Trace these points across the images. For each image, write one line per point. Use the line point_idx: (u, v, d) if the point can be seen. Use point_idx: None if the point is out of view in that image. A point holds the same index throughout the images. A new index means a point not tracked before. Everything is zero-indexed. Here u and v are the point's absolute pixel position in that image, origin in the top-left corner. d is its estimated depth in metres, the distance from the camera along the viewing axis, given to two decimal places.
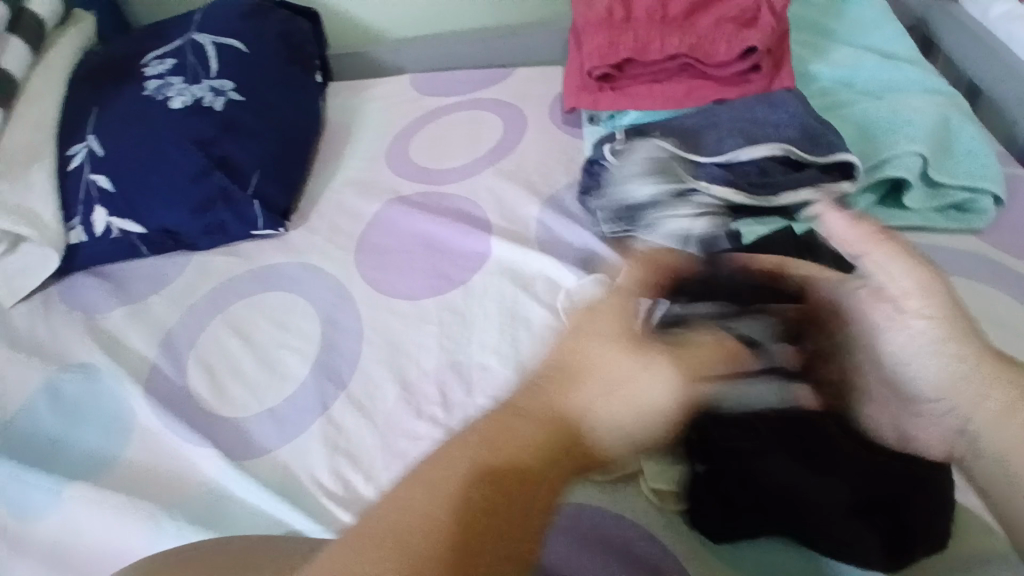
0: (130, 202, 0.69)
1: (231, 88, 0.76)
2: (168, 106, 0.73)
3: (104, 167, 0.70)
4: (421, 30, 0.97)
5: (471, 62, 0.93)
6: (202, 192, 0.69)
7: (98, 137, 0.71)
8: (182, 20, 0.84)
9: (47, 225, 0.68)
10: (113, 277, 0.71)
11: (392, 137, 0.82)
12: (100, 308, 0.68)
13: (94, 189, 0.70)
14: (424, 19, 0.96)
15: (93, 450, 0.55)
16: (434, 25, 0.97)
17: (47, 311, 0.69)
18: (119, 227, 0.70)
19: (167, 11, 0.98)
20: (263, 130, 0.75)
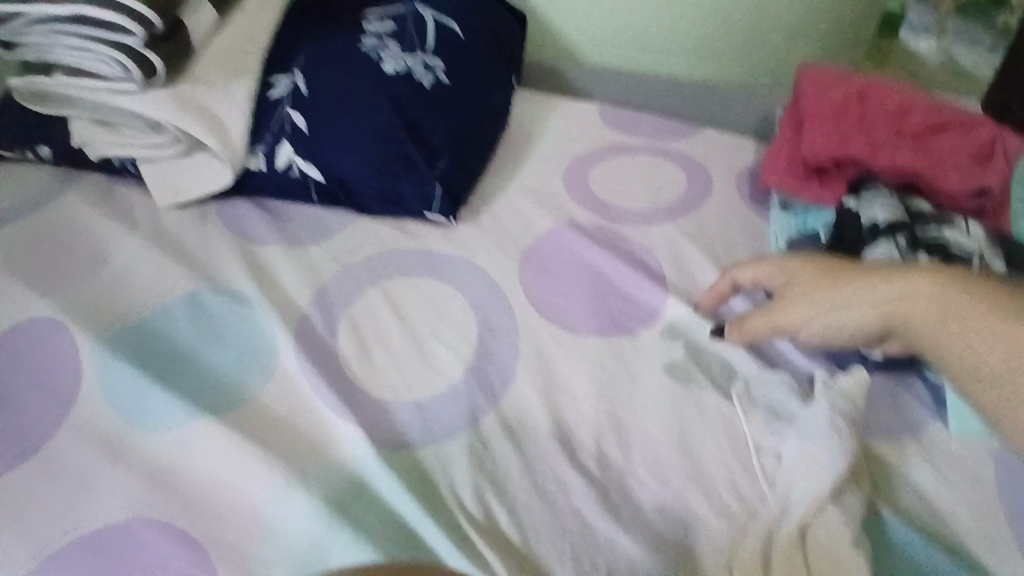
0: (318, 148, 0.69)
1: (441, 68, 0.76)
2: (380, 68, 0.72)
3: (304, 105, 0.70)
4: (621, 61, 0.94)
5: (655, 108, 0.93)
6: (393, 159, 0.69)
7: (304, 75, 0.71)
8: None
9: (236, 147, 0.69)
10: (276, 211, 0.72)
11: (572, 160, 0.80)
12: (257, 237, 0.68)
13: (288, 125, 0.70)
14: (629, 51, 0.93)
15: (225, 382, 0.53)
16: (636, 57, 0.93)
17: (206, 229, 0.69)
18: (300, 167, 0.70)
19: None
20: (458, 117, 0.74)
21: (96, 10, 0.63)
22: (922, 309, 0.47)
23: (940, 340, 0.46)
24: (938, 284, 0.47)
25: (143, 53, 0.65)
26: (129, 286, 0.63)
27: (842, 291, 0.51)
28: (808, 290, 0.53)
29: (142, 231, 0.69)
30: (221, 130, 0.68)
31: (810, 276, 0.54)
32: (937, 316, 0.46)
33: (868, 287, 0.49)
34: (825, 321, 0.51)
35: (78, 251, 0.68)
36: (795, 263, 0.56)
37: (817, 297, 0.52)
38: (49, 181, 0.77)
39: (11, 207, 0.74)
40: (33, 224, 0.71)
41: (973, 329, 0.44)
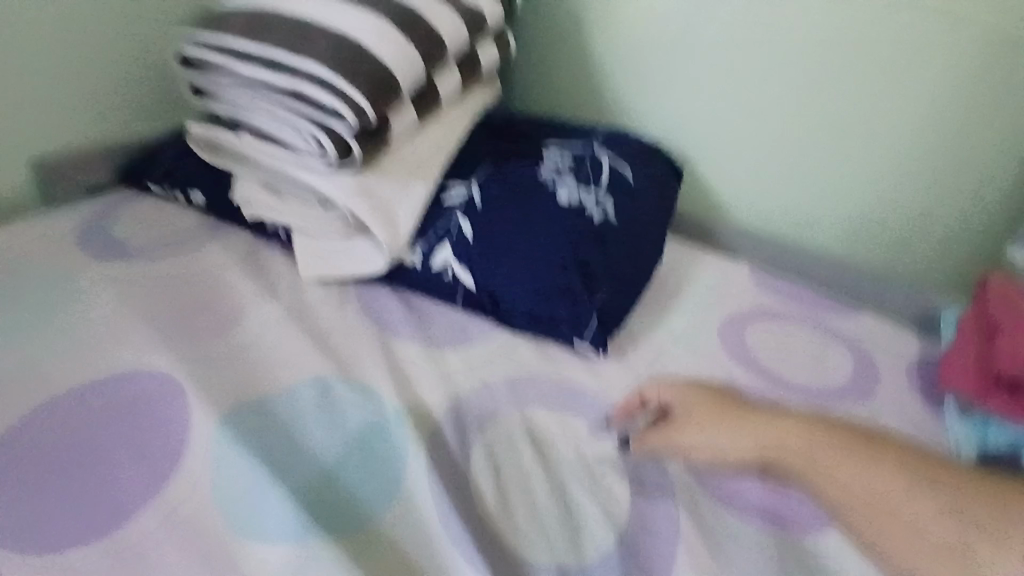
0: (479, 257, 0.67)
1: (612, 207, 0.74)
2: (555, 199, 0.71)
3: (474, 216, 0.69)
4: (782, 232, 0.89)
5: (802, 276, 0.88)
6: (552, 283, 0.65)
7: (481, 186, 0.72)
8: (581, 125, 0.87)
9: (400, 238, 0.67)
10: (416, 309, 0.68)
11: (725, 317, 0.74)
12: (396, 332, 0.64)
13: (455, 230, 0.69)
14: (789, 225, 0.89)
15: (348, 492, 0.47)
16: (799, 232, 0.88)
17: (345, 312, 0.66)
18: (455, 271, 0.68)
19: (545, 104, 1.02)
20: (622, 256, 0.71)
21: (312, 88, 0.65)
22: (815, 458, 0.50)
23: (815, 476, 0.50)
24: (809, 429, 0.52)
25: (345, 141, 0.66)
26: (260, 355, 0.59)
27: (728, 427, 0.54)
28: (705, 422, 0.54)
29: (281, 300, 0.66)
30: (392, 222, 0.67)
31: (703, 410, 0.55)
32: (817, 459, 0.50)
33: (785, 430, 0.52)
34: (714, 453, 0.53)
35: (212, 303, 0.65)
36: (687, 395, 0.57)
37: (711, 432, 0.54)
38: (200, 231, 0.78)
39: (157, 247, 0.74)
40: (174, 267, 0.70)
41: (843, 477, 0.48)
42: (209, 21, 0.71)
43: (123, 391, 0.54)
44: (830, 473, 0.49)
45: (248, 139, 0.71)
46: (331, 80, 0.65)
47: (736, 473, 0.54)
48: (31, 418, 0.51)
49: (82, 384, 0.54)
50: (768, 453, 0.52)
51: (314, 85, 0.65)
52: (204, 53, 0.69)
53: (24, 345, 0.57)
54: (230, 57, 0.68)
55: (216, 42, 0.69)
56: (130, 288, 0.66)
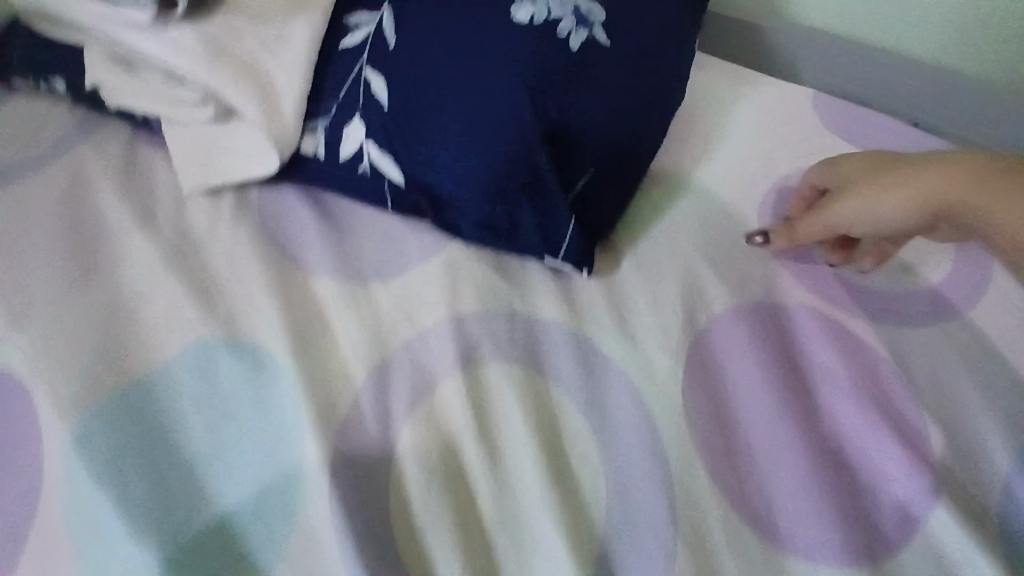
0: (403, 135, 0.47)
1: (602, 19, 0.49)
2: (510, 19, 0.47)
3: (390, 67, 0.47)
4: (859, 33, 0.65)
5: (838, 94, 0.66)
6: (508, 167, 0.45)
7: (395, 16, 0.48)
8: None
9: (286, 120, 0.47)
10: (336, 216, 0.51)
11: (767, 184, 0.52)
12: (307, 261, 0.48)
13: (364, 95, 0.47)
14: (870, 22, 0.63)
15: (230, 525, 0.38)
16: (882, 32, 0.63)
17: (239, 236, 0.49)
18: (373, 159, 0.48)
19: None
20: (618, 106, 0.49)
21: None
22: (970, 198, 0.41)
23: (985, 223, 0.40)
24: (971, 165, 0.42)
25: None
26: (127, 315, 0.45)
27: (882, 183, 0.44)
28: (857, 182, 0.46)
29: (156, 224, 0.50)
30: (267, 96, 0.47)
31: (856, 175, 0.47)
32: (975, 197, 0.41)
33: (935, 168, 0.43)
34: (868, 215, 0.44)
35: (65, 236, 0.49)
36: (847, 158, 0.49)
37: (865, 190, 0.45)
38: (62, 129, 0.59)
39: (5, 159, 0.56)
40: (21, 188, 0.53)
41: (1001, 215, 0.39)
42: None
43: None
44: (978, 205, 0.41)
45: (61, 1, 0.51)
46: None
47: (901, 227, 0.44)
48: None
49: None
50: (929, 198, 0.42)
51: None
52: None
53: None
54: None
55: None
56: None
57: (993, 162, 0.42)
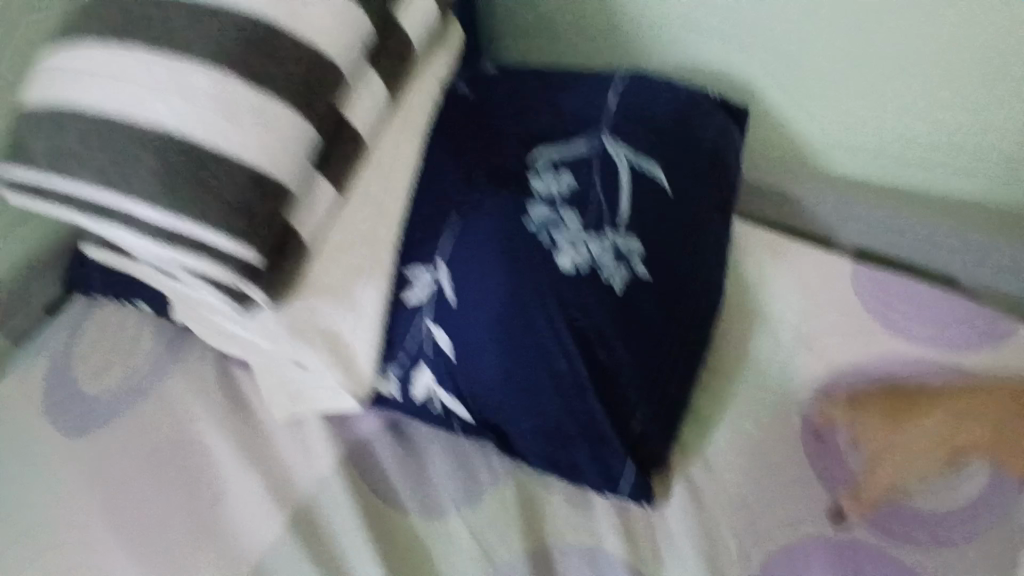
0: (468, 382, 0.53)
1: (639, 252, 0.53)
2: (555, 268, 0.52)
3: (451, 323, 0.52)
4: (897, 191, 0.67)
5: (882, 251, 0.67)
6: (563, 412, 0.51)
7: (452, 272, 0.53)
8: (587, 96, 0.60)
9: (366, 375, 0.54)
10: (412, 442, 0.58)
11: (811, 396, 0.55)
12: (393, 492, 0.55)
13: (430, 347, 0.53)
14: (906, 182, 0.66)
15: None
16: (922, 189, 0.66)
17: (331, 468, 0.57)
18: (443, 402, 0.54)
19: (543, 54, 0.76)
20: (658, 336, 0.53)
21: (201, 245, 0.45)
22: (980, 432, 0.51)
23: (1004, 446, 0.50)
24: (963, 399, 0.52)
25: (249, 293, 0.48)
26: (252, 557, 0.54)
27: (912, 436, 0.51)
28: (887, 441, 0.51)
29: (261, 460, 0.58)
30: (348, 357, 0.54)
31: (878, 429, 0.52)
32: (987, 424, 0.51)
33: (942, 414, 0.51)
34: (914, 477, 0.50)
35: (191, 479, 0.59)
36: (851, 404, 0.53)
37: (899, 448, 0.51)
38: (165, 352, 0.68)
39: (123, 390, 0.65)
40: (145, 425, 0.63)
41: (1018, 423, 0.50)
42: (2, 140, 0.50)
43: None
44: (994, 432, 0.51)
45: (150, 271, 0.56)
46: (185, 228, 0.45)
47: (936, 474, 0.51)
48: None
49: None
50: (953, 444, 0.51)
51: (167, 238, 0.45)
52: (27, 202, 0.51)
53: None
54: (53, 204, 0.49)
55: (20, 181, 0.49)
56: (105, 473, 0.60)
57: (975, 392, 0.52)
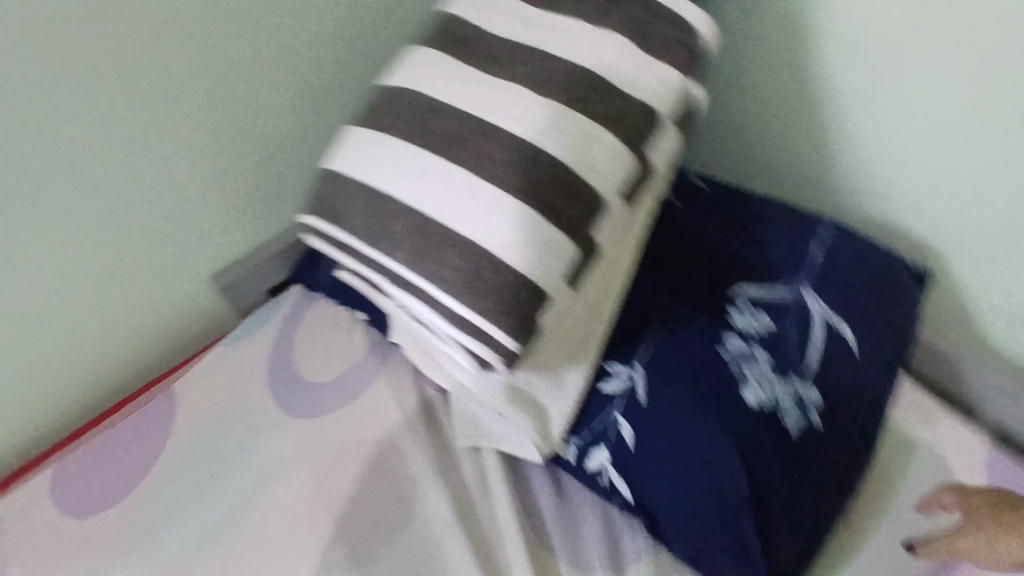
0: (641, 472, 0.61)
1: (816, 403, 0.62)
2: (742, 398, 0.60)
3: (638, 418, 0.61)
4: None
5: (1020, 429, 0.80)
6: (720, 521, 0.59)
7: (645, 375, 0.62)
8: (794, 252, 0.70)
9: (552, 436, 0.63)
10: (569, 498, 0.68)
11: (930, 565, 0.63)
12: (552, 538, 0.66)
13: (613, 433, 0.62)
14: None
15: None
16: None
17: (499, 504, 0.68)
18: (612, 478, 0.63)
19: (750, 177, 0.93)
20: (812, 476, 0.62)
21: (473, 314, 0.54)
22: None
23: None
24: None
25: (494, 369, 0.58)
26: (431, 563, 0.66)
27: (1005, 539, 0.59)
28: (977, 538, 0.60)
29: (443, 480, 0.70)
30: (542, 420, 0.63)
31: (975, 536, 0.60)
32: None
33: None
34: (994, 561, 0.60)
35: (382, 482, 0.70)
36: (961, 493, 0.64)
37: (987, 550, 0.60)
38: (366, 355, 0.80)
39: (331, 385, 0.78)
40: (346, 423, 0.74)
41: None
42: (322, 200, 0.62)
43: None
44: None
45: (400, 313, 0.67)
46: (466, 315, 0.55)
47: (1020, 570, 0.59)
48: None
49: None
50: None
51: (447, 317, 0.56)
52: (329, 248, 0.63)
53: (242, 541, 0.69)
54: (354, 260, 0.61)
55: (330, 234, 0.61)
56: (311, 460, 0.72)
57: None
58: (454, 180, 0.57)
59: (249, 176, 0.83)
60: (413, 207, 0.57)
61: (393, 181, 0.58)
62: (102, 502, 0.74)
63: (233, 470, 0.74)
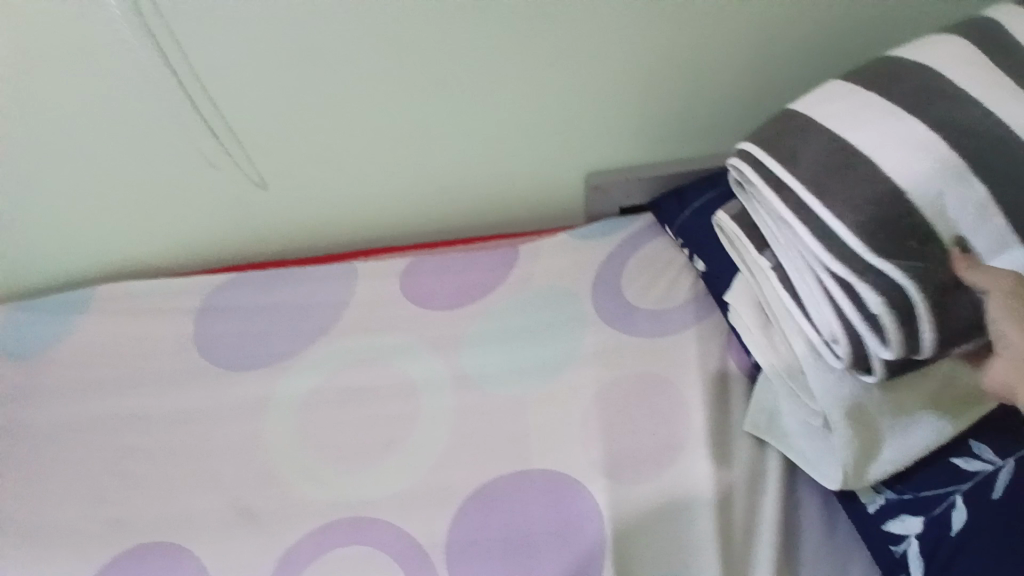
0: (947, 565, 0.57)
1: None
2: None
3: (976, 511, 0.57)
4: None
5: None
6: None
7: (1016, 479, 0.57)
8: None
9: (865, 478, 0.61)
10: (836, 544, 0.65)
11: None
12: (801, 568, 0.64)
13: (945, 513, 0.58)
14: None
15: None
16: None
17: (763, 506, 0.67)
18: (910, 551, 0.58)
19: None
20: None
21: (916, 292, 0.56)
22: None
23: None
24: None
25: (877, 360, 0.58)
26: (674, 518, 0.67)
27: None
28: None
29: (714, 449, 0.69)
30: (869, 455, 0.61)
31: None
32: None
33: None
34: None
35: (660, 417, 0.73)
36: None
37: None
38: (689, 304, 0.83)
39: (648, 314, 0.83)
40: (648, 354, 0.79)
41: None
42: (778, 131, 0.66)
43: (566, 491, 0.71)
44: None
45: (773, 277, 0.66)
46: (896, 282, 0.56)
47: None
48: (509, 476, 0.73)
49: (545, 465, 0.73)
50: None
51: (867, 282, 0.57)
52: (755, 180, 0.65)
53: (523, 396, 0.79)
54: (782, 201, 0.62)
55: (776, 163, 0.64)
56: (603, 364, 0.79)
57: None
58: (942, 179, 0.57)
59: (664, 99, 0.89)
60: (885, 175, 0.58)
61: (871, 144, 0.60)
62: (440, 304, 0.91)
63: (541, 332, 0.84)
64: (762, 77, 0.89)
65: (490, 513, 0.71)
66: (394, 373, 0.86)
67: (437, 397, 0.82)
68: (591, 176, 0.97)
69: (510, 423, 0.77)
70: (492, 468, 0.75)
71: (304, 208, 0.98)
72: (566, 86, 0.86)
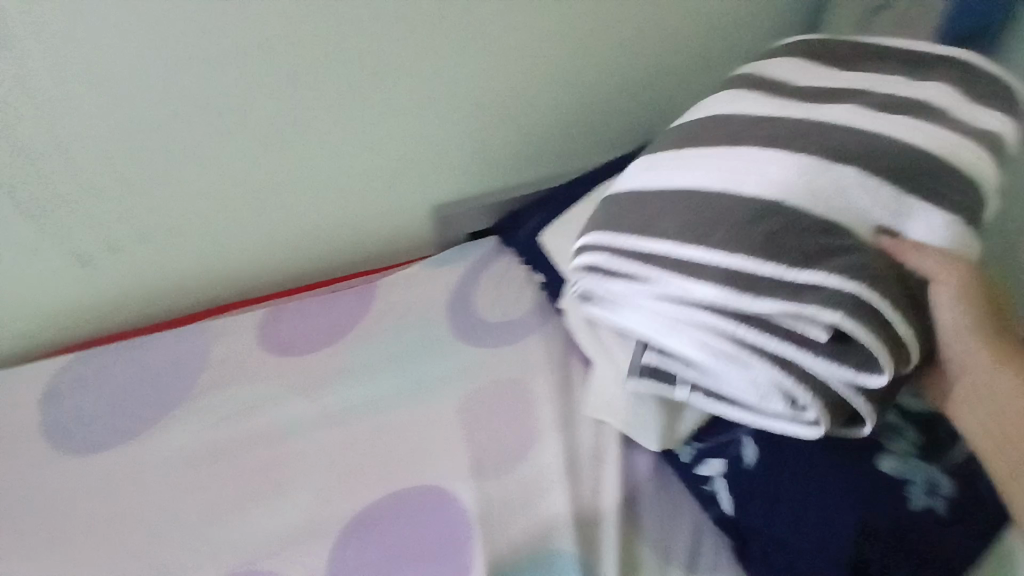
0: (748, 494, 0.67)
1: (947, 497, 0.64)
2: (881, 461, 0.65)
3: (764, 445, 0.68)
4: None
5: None
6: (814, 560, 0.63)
7: None
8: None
9: (675, 435, 0.73)
10: (670, 498, 0.74)
11: None
12: (643, 524, 0.72)
13: (736, 449, 0.70)
14: None
15: None
16: None
17: (609, 478, 0.74)
18: (718, 487, 0.70)
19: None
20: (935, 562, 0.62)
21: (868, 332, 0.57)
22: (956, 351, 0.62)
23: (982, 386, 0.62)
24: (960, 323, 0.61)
25: (851, 394, 0.60)
26: (534, 505, 0.73)
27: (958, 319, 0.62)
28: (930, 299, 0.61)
29: (564, 436, 0.77)
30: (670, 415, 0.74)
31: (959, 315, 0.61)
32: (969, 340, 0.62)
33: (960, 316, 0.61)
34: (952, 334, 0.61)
35: (515, 417, 0.80)
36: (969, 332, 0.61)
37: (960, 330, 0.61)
38: (534, 313, 0.91)
39: (499, 327, 0.90)
40: (501, 363, 0.86)
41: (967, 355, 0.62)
42: (617, 214, 0.71)
43: (436, 500, 0.75)
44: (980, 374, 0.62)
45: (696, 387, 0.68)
46: (847, 295, 0.57)
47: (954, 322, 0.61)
48: (383, 499, 0.76)
49: (416, 480, 0.77)
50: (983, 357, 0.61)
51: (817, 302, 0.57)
52: (618, 259, 0.68)
53: (392, 419, 0.83)
54: (659, 266, 0.65)
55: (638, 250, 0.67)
56: (461, 378, 0.85)
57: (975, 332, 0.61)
58: (805, 191, 0.60)
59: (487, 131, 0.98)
60: (766, 204, 0.60)
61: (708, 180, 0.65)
62: (303, 347, 0.93)
63: (403, 359, 0.89)
64: (571, 106, 1.00)
65: (366, 537, 0.73)
66: (261, 422, 0.86)
67: (307, 437, 0.83)
68: (437, 209, 1.04)
69: (379, 448, 0.81)
70: (368, 490, 0.77)
71: (152, 272, 0.97)
72: (402, 128, 0.93)
